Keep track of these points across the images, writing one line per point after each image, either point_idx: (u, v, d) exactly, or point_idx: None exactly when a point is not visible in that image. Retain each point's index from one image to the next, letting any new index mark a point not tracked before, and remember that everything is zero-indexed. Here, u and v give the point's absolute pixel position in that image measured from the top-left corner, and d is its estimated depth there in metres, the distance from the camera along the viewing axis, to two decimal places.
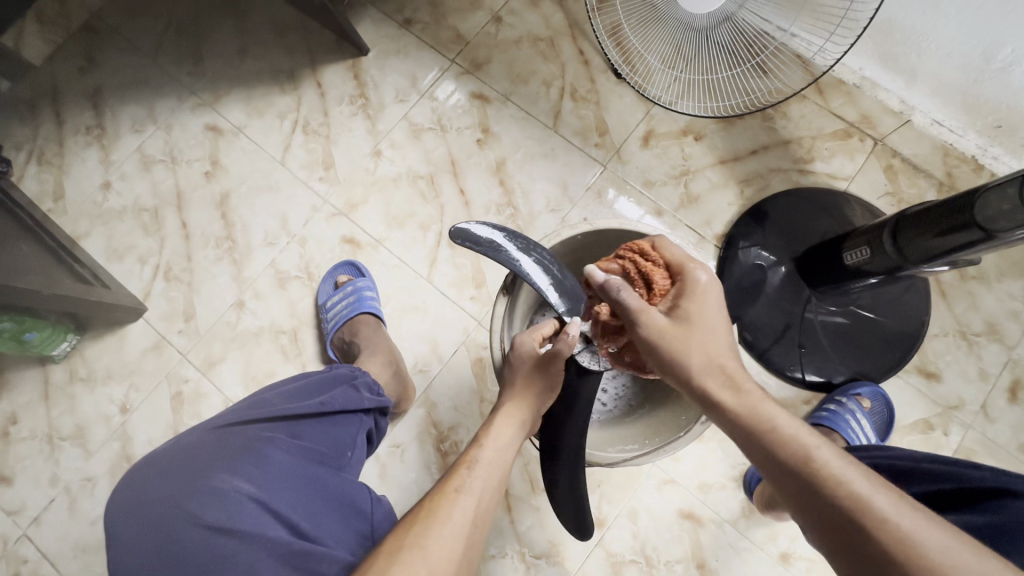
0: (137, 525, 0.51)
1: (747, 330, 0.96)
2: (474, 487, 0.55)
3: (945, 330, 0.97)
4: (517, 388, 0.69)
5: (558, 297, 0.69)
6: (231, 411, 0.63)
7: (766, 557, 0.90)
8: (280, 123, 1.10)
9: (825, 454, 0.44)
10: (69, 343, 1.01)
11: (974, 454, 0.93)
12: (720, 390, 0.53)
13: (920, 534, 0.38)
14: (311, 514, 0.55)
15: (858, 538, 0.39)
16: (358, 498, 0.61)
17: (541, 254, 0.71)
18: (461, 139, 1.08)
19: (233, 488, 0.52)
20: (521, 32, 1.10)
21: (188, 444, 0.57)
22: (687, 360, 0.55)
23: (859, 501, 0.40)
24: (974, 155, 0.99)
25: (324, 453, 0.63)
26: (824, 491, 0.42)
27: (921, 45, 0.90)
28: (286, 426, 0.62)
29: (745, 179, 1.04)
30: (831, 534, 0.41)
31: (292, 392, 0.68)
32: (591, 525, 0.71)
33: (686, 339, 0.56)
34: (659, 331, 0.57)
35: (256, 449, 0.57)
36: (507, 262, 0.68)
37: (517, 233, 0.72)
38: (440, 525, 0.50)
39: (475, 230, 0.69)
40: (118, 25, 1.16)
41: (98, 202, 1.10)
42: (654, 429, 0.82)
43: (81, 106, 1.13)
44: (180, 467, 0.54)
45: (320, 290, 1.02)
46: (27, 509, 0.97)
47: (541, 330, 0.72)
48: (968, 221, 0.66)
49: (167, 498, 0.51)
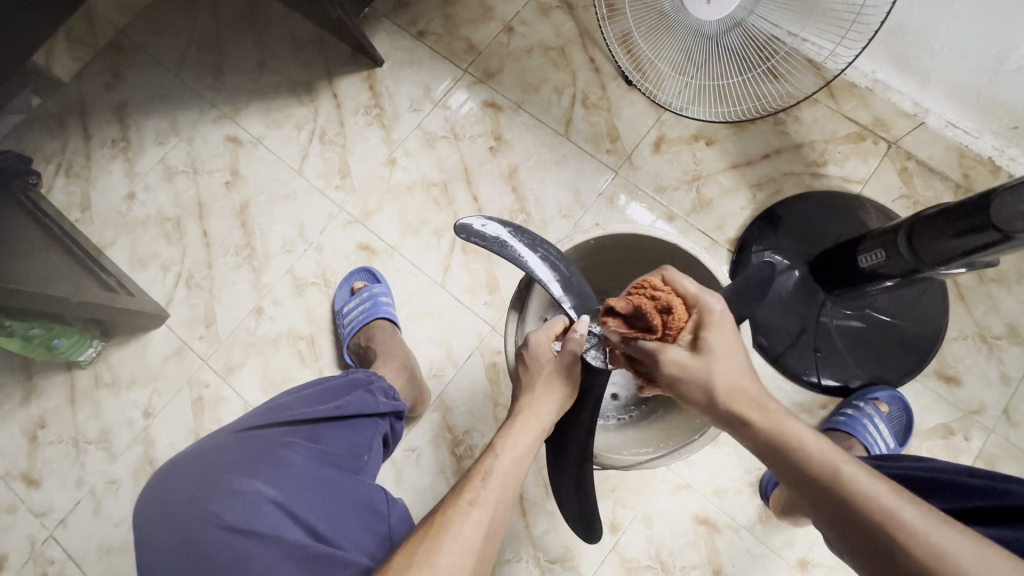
0: (160, 526, 0.53)
1: (761, 334, 0.96)
2: (487, 500, 0.53)
3: (965, 333, 0.96)
4: (537, 392, 0.67)
5: (564, 294, 0.67)
6: (253, 414, 0.65)
7: (784, 563, 0.89)
8: (298, 134, 1.13)
9: (852, 469, 0.45)
10: (95, 349, 1.03)
11: (996, 460, 0.92)
12: (754, 403, 0.53)
13: (959, 551, 0.38)
14: (328, 516, 0.56)
15: (892, 552, 0.40)
16: (375, 500, 0.62)
17: (548, 251, 0.68)
18: (474, 147, 1.09)
19: (254, 491, 0.54)
20: (532, 41, 1.12)
21: (209, 447, 0.59)
22: (711, 385, 0.54)
23: (891, 515, 0.41)
24: (990, 157, 0.98)
25: (340, 457, 0.64)
26: (856, 506, 0.43)
27: (932, 48, 0.90)
28: (302, 430, 0.63)
29: (758, 183, 1.04)
30: (863, 547, 0.42)
31: (311, 396, 0.69)
32: (600, 530, 0.71)
33: (705, 376, 0.54)
34: (679, 367, 0.55)
35: (274, 453, 0.58)
36: (513, 259, 0.66)
37: (523, 229, 0.69)
38: (451, 544, 0.48)
39: (480, 225, 0.67)
40: (143, 42, 1.20)
41: (123, 213, 1.13)
42: (668, 433, 0.81)
43: (108, 120, 1.17)
44: (202, 469, 0.56)
45: (337, 296, 1.03)
46: (53, 511, 0.99)
47: (552, 328, 0.71)
48: (985, 223, 0.66)
49: (191, 499, 0.53)
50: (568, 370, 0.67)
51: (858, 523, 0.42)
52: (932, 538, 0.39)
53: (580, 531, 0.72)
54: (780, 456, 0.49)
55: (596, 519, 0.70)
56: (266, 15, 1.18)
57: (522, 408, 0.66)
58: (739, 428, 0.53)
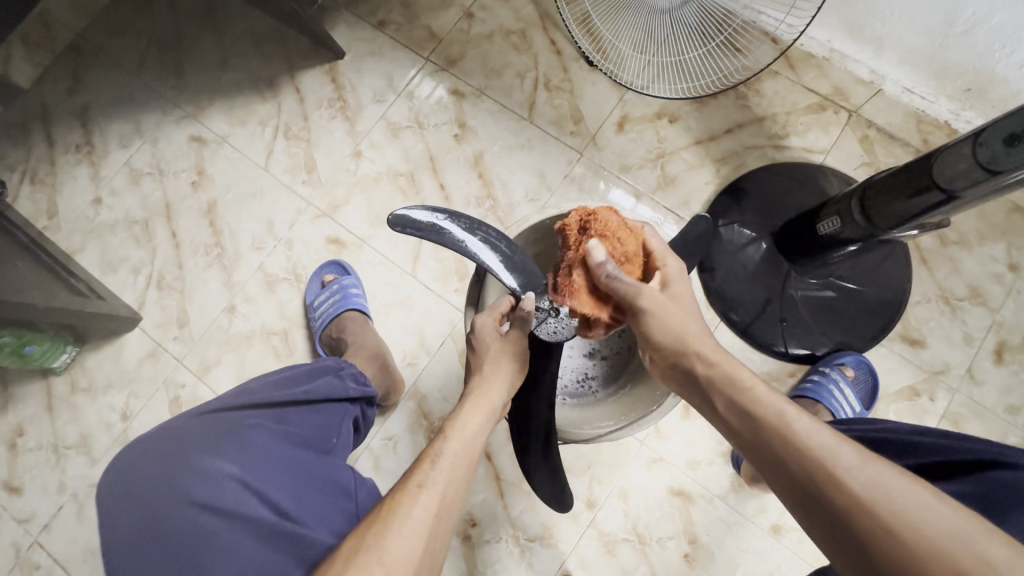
0: (127, 507, 0.53)
1: (729, 308, 0.97)
2: (437, 481, 0.54)
3: (928, 297, 0.97)
4: (486, 372, 0.69)
5: (508, 274, 0.68)
6: (221, 396, 0.65)
7: (757, 529, 0.91)
8: (262, 130, 1.13)
9: (760, 390, 0.49)
10: (69, 354, 1.04)
11: (961, 418, 0.93)
12: (710, 354, 0.54)
13: (843, 454, 0.40)
14: (294, 493, 0.57)
15: (787, 458, 0.43)
16: (342, 478, 0.62)
17: (487, 233, 0.68)
18: (439, 135, 1.09)
19: (218, 470, 0.54)
20: (492, 27, 1.12)
21: (177, 429, 0.59)
22: (683, 331, 0.57)
23: (786, 426, 0.44)
24: (947, 120, 0.99)
25: (308, 438, 0.65)
26: (763, 420, 0.46)
27: (885, 14, 0.90)
28: (269, 413, 0.64)
29: (721, 158, 1.05)
30: (766, 458, 0.45)
31: (278, 381, 0.70)
32: (570, 498, 0.76)
33: (679, 319, 0.58)
34: (658, 305, 0.59)
35: (241, 434, 0.58)
36: (452, 245, 0.65)
37: (458, 212, 0.68)
38: (401, 526, 0.49)
39: (413, 214, 0.65)
40: (102, 44, 1.18)
41: (91, 218, 1.13)
42: (630, 404, 0.82)
43: (71, 125, 1.16)
44: (169, 450, 0.56)
45: (308, 290, 1.04)
46: (37, 517, 1.00)
47: (498, 307, 0.73)
48: (929, 184, 0.67)
49: (156, 478, 0.54)
50: (514, 344, 0.70)
51: (764, 436, 0.45)
52: (820, 438, 0.42)
53: (553, 501, 0.76)
54: (725, 394, 0.50)
55: (567, 489, 0.75)
56: (225, 11, 1.17)
57: (471, 389, 0.68)
58: (685, 371, 0.55)
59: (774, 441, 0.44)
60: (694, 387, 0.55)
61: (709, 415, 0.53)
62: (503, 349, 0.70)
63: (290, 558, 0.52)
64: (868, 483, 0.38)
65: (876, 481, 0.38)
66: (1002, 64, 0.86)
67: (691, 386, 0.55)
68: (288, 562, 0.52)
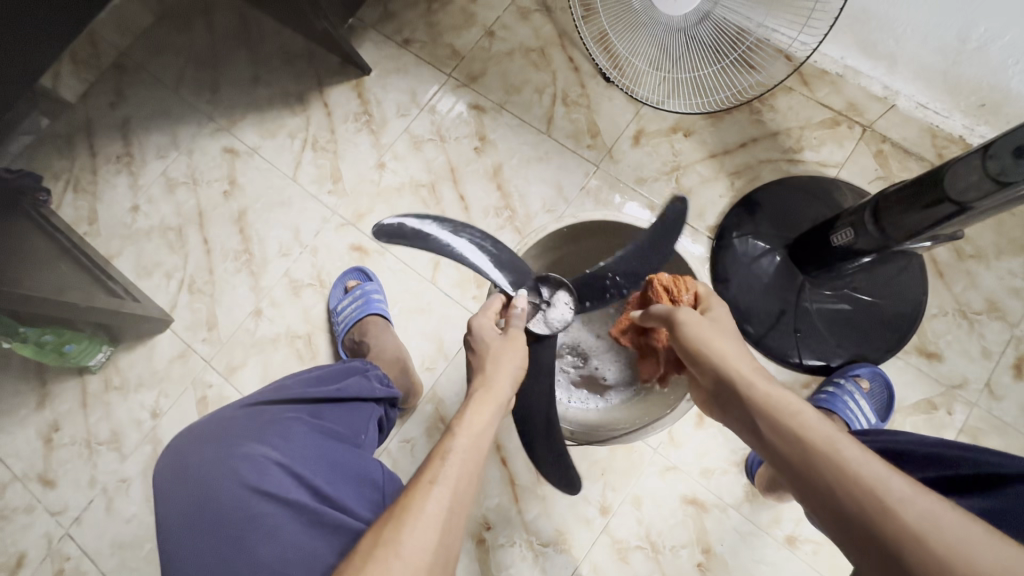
0: (180, 484, 0.57)
1: (745, 319, 0.98)
2: (449, 477, 0.55)
3: (944, 310, 0.98)
4: (487, 368, 0.71)
5: (499, 272, 0.78)
6: (260, 390, 0.69)
7: (771, 540, 0.91)
8: (291, 142, 1.18)
9: (796, 413, 0.48)
10: (104, 353, 1.08)
11: (979, 432, 0.93)
12: (753, 379, 0.55)
13: (892, 483, 0.40)
14: (329, 480, 0.59)
15: (837, 490, 0.42)
16: (372, 471, 0.65)
17: (471, 234, 0.78)
18: (460, 147, 1.13)
19: (261, 454, 0.58)
20: (513, 44, 1.16)
21: (223, 418, 0.63)
22: (723, 353, 0.58)
23: (831, 454, 0.43)
24: (962, 135, 1.00)
25: (340, 432, 0.68)
26: (808, 446, 0.45)
27: (895, 32, 0.93)
28: (305, 407, 0.67)
29: (736, 171, 1.07)
30: (815, 491, 0.43)
31: (312, 378, 0.73)
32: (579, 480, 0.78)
33: (713, 338, 0.61)
34: (696, 332, 0.62)
35: (281, 425, 0.62)
36: (439, 248, 0.75)
37: (442, 217, 0.78)
38: (415, 521, 0.50)
39: (399, 223, 0.75)
40: (144, 62, 1.25)
41: (128, 224, 1.18)
42: (646, 409, 0.89)
43: (112, 137, 1.23)
44: (217, 436, 0.60)
45: (331, 295, 1.07)
46: (69, 510, 1.04)
47: (490, 306, 0.79)
48: (941, 197, 0.68)
49: (206, 461, 0.57)
50: (513, 341, 0.74)
51: (810, 464, 0.44)
52: (869, 463, 0.42)
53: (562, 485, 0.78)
54: (767, 422, 0.50)
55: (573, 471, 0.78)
56: (259, 30, 1.23)
57: (477, 386, 0.69)
58: (735, 398, 0.55)
59: (821, 473, 0.43)
60: (738, 414, 0.54)
61: (756, 447, 0.51)
62: (502, 344, 0.73)
63: (324, 542, 0.54)
64: (921, 513, 0.38)
65: (926, 511, 0.38)
66: (1015, 79, 0.87)
67: (738, 411, 0.54)
68: (323, 546, 0.54)
